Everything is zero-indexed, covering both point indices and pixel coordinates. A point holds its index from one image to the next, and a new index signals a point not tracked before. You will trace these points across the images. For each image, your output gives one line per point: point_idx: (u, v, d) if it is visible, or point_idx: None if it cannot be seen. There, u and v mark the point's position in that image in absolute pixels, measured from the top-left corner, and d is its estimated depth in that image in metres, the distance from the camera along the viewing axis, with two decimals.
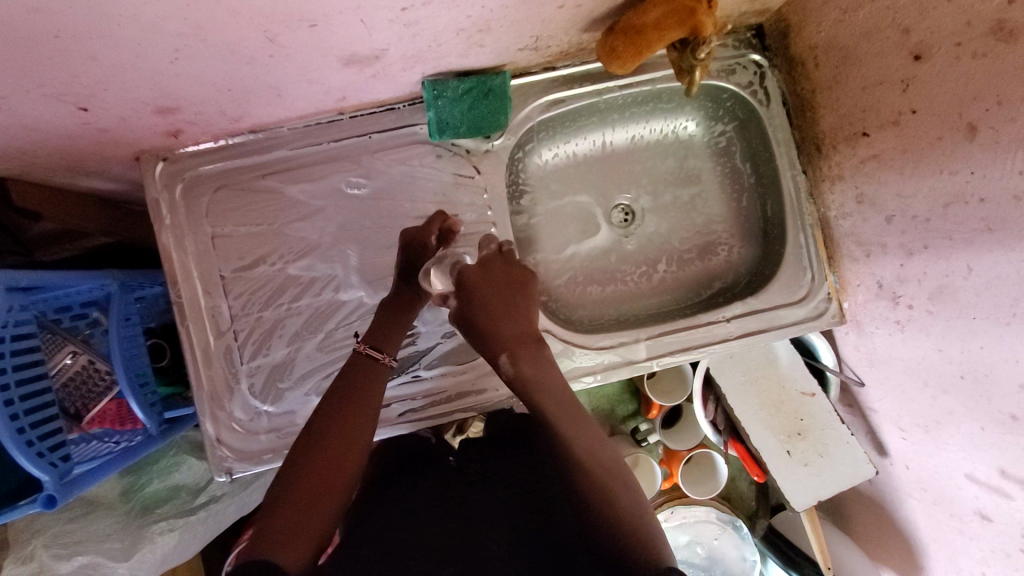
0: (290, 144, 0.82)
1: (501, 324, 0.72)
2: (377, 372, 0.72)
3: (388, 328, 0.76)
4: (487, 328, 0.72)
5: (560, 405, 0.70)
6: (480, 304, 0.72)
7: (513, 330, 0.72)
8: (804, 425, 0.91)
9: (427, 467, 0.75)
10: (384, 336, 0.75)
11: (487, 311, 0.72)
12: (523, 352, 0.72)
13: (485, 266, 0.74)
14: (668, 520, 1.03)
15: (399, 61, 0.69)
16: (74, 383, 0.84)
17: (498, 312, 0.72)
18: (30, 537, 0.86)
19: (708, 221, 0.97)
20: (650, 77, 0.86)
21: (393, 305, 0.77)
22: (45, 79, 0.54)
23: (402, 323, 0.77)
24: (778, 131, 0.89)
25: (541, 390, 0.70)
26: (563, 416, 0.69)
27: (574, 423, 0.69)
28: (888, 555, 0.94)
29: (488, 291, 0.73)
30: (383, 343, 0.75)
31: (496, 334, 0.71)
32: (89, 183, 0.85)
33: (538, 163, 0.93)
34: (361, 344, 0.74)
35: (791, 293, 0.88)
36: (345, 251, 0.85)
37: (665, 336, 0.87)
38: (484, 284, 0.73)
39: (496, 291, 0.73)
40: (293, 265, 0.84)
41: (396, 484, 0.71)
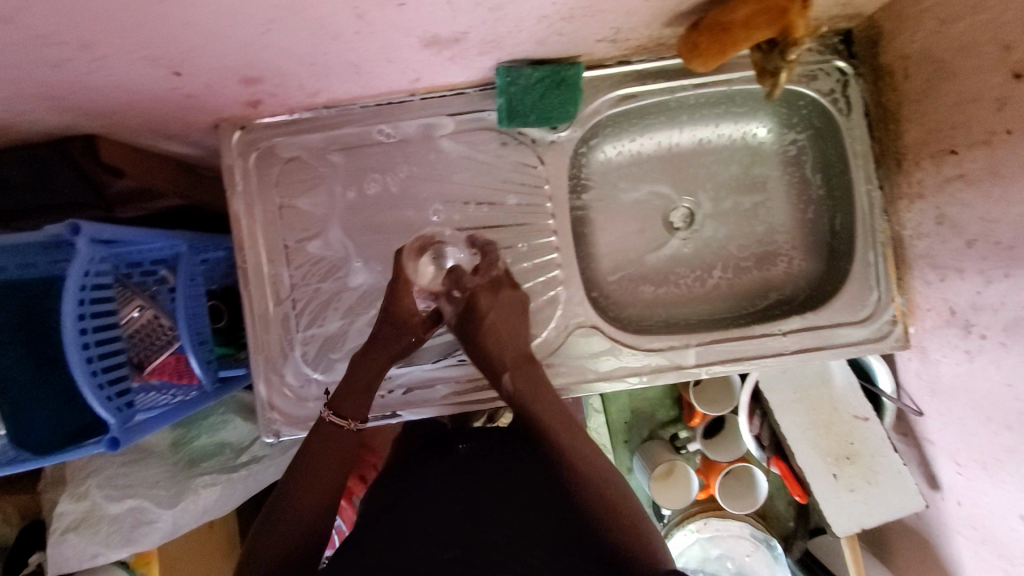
0: (360, 122, 0.83)
1: (501, 345, 0.79)
2: (335, 435, 0.75)
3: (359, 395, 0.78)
4: (489, 347, 0.78)
5: (555, 417, 0.75)
6: (484, 327, 0.79)
7: (513, 352, 0.79)
8: (854, 450, 0.88)
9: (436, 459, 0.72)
10: (350, 404, 0.77)
11: (493, 332, 0.79)
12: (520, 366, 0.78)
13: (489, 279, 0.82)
14: (700, 530, 0.97)
15: (478, 45, 0.69)
16: (140, 335, 0.89)
17: (501, 334, 0.79)
18: (85, 476, 0.98)
19: (770, 230, 0.94)
20: (728, 77, 0.83)
21: (361, 371, 0.79)
22: (146, 42, 0.57)
23: (368, 390, 0.79)
24: (858, 143, 0.85)
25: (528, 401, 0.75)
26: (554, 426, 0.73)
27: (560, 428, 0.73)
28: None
29: (494, 313, 0.79)
30: (348, 410, 0.77)
31: (498, 349, 0.78)
32: (169, 147, 0.89)
33: (600, 159, 0.92)
34: (326, 412, 0.76)
35: (854, 313, 0.85)
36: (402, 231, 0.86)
37: (717, 344, 0.85)
38: (490, 306, 0.80)
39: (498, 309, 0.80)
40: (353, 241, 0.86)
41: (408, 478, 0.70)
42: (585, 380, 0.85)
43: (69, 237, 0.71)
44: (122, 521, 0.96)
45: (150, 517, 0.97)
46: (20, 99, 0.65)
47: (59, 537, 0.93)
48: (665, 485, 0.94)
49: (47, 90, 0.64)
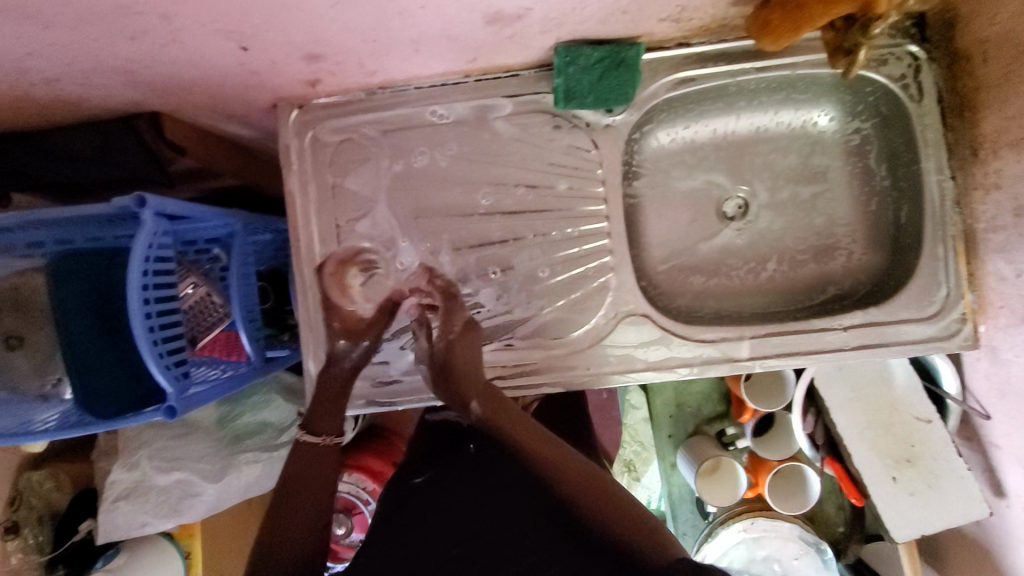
0: (414, 103, 0.83)
1: (467, 371, 0.75)
2: (316, 456, 0.76)
3: (328, 411, 0.79)
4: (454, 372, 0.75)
5: (533, 441, 0.68)
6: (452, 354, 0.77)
7: (482, 381, 0.75)
8: (914, 452, 0.84)
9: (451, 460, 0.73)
10: (325, 421, 0.78)
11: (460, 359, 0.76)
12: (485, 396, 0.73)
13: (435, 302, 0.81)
14: (746, 530, 0.94)
15: (540, 23, 0.68)
16: (195, 311, 0.91)
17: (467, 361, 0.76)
18: (137, 447, 1.00)
19: (829, 223, 0.90)
20: (792, 61, 0.80)
21: (327, 387, 0.80)
22: (220, 13, 0.58)
23: (339, 401, 0.80)
24: (929, 131, 0.81)
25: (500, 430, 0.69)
26: (539, 450, 0.66)
27: (546, 451, 0.67)
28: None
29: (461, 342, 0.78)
30: (322, 426, 0.78)
31: (462, 380, 0.74)
32: (227, 128, 0.91)
33: (653, 146, 0.90)
34: (299, 433, 0.77)
35: (919, 310, 0.81)
36: (452, 214, 0.85)
37: (773, 337, 0.82)
38: (458, 340, 0.78)
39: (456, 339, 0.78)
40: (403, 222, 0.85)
41: (420, 477, 0.73)
42: (634, 369, 0.83)
43: (136, 210, 0.73)
44: (169, 492, 0.99)
45: (196, 489, 1.00)
46: (96, 72, 0.67)
47: (111, 505, 0.97)
48: (711, 482, 0.91)
49: (122, 63, 0.66)
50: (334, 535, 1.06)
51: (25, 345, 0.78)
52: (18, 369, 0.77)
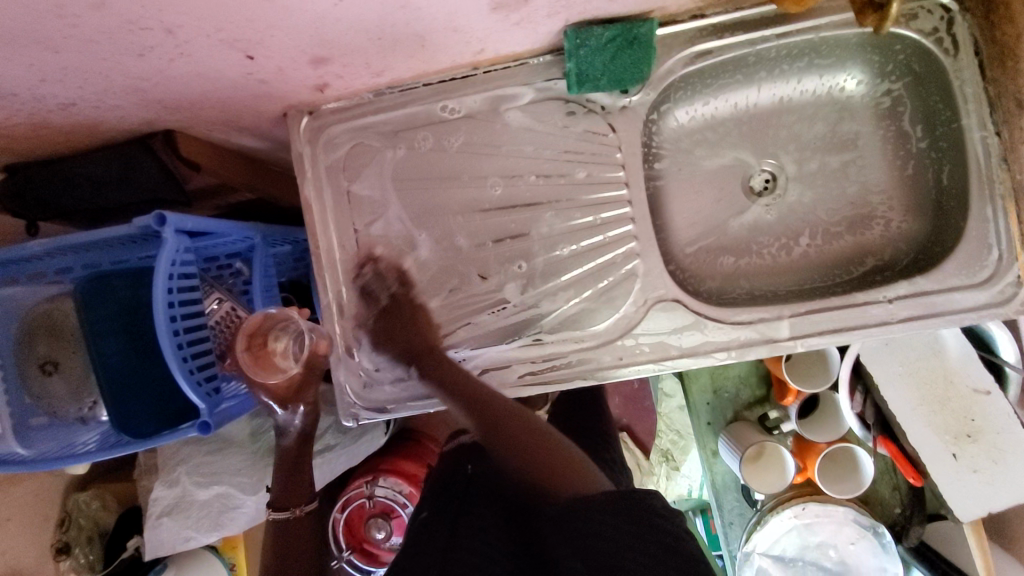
0: (423, 101, 0.82)
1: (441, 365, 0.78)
2: (295, 529, 0.86)
3: (288, 482, 0.87)
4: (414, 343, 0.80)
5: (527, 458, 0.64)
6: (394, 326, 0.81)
7: (454, 373, 0.76)
8: (975, 427, 0.80)
9: (450, 488, 0.67)
10: (291, 493, 0.87)
11: (409, 330, 0.81)
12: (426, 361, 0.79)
13: (393, 282, 0.83)
14: (797, 517, 0.90)
15: (547, 6, 0.66)
16: (222, 326, 0.91)
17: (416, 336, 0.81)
18: (176, 463, 1.01)
19: (863, 191, 0.87)
20: (814, 23, 0.76)
21: (285, 454, 0.87)
22: (224, 22, 0.58)
23: (301, 473, 0.88)
24: (968, 86, 0.76)
25: (479, 410, 0.70)
26: (532, 459, 0.64)
27: (541, 454, 0.64)
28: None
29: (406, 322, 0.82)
30: (289, 500, 0.86)
31: (434, 356, 0.79)
32: (240, 142, 0.91)
33: (672, 125, 0.87)
34: (270, 512, 0.86)
35: (969, 276, 0.76)
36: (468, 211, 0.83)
37: (814, 314, 0.78)
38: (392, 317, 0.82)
39: (391, 317, 0.82)
40: (419, 224, 0.84)
41: (426, 510, 0.65)
42: (668, 357, 0.80)
43: (156, 228, 0.73)
44: (210, 506, 1.02)
45: (235, 502, 1.02)
46: (109, 94, 0.68)
47: (155, 522, 0.99)
48: (754, 470, 0.88)
49: (132, 82, 0.66)
50: (376, 539, 1.07)
51: (61, 370, 0.80)
52: (56, 396, 0.79)
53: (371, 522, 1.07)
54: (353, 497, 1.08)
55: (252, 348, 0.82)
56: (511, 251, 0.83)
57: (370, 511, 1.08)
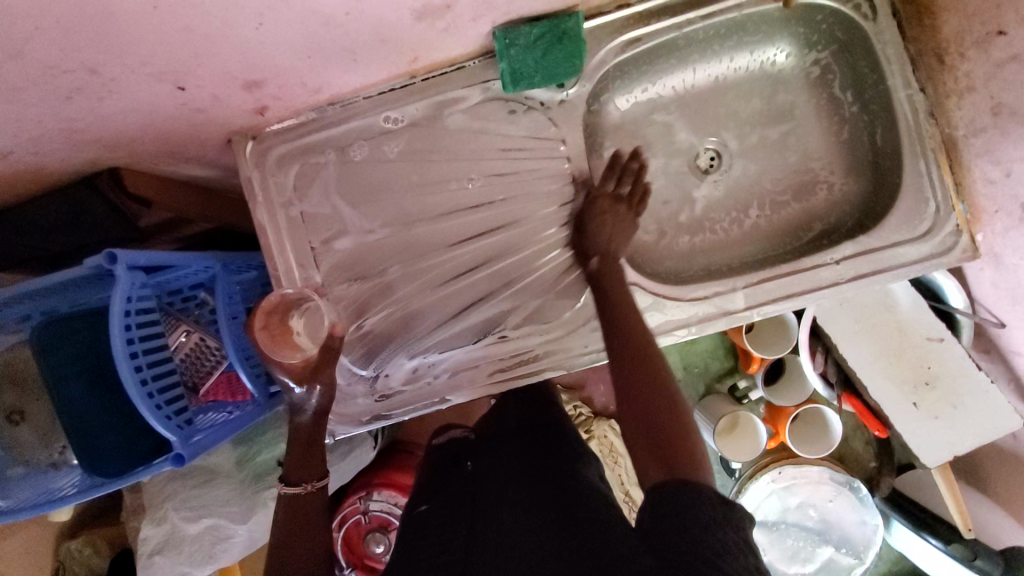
0: (365, 114, 0.83)
1: (610, 278, 0.74)
2: (303, 507, 0.74)
3: (303, 456, 0.77)
4: (607, 243, 0.77)
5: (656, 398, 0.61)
6: (595, 222, 0.78)
7: (620, 290, 0.73)
8: (933, 374, 0.82)
9: (449, 484, 0.68)
10: (304, 467, 0.76)
11: (605, 229, 0.78)
12: (613, 255, 0.77)
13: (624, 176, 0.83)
14: (775, 481, 0.92)
15: (471, 10, 0.68)
16: (190, 358, 0.91)
17: (611, 235, 0.78)
18: (162, 500, 1.02)
19: (804, 158, 0.89)
20: (736, 2, 0.78)
21: (294, 435, 0.77)
22: (148, 57, 0.58)
23: (315, 447, 0.78)
24: (889, 47, 0.77)
25: (620, 337, 0.67)
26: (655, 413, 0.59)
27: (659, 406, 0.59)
28: (1012, 512, 0.83)
29: (609, 217, 0.79)
30: (299, 474, 0.75)
31: (611, 269, 0.75)
32: (190, 171, 0.91)
33: (613, 114, 0.89)
34: (280, 486, 0.75)
35: (910, 230, 0.78)
36: (422, 219, 0.84)
37: (765, 283, 0.80)
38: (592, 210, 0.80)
39: (605, 221, 0.78)
40: (374, 236, 0.84)
41: (422, 503, 0.67)
42: None
43: (108, 267, 0.73)
44: (201, 539, 1.01)
45: (226, 533, 1.02)
46: (44, 138, 0.68)
47: (147, 560, 0.99)
48: (730, 438, 0.90)
49: (65, 124, 0.66)
50: (375, 553, 1.08)
51: (28, 419, 0.78)
52: (26, 444, 0.78)
53: (369, 537, 1.07)
54: (348, 513, 1.09)
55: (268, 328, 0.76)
56: (468, 254, 0.84)
57: (367, 526, 1.08)
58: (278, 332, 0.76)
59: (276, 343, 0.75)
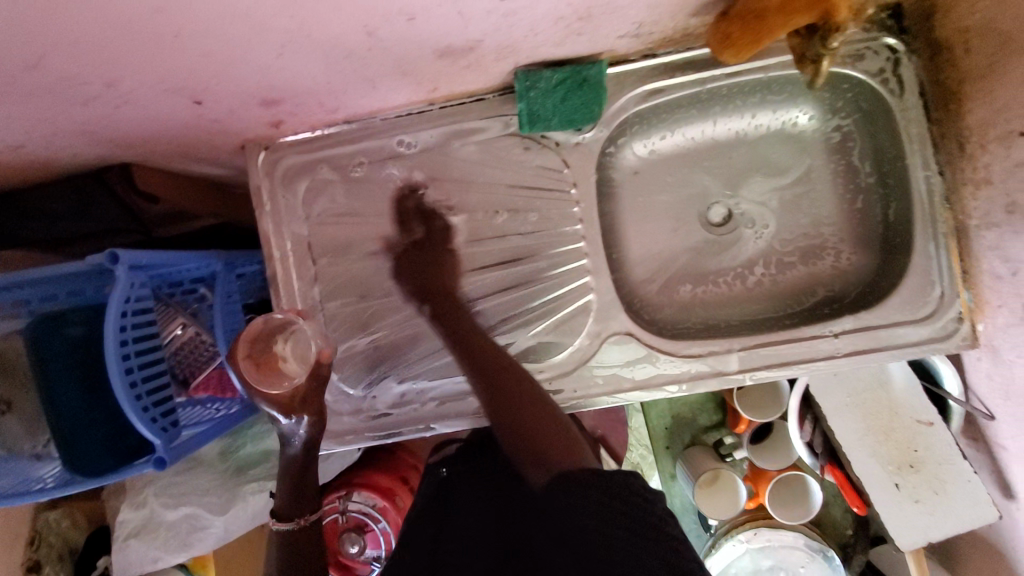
0: (380, 135, 0.82)
1: (455, 316, 0.80)
2: (301, 540, 0.76)
3: (295, 496, 0.79)
4: (447, 282, 0.82)
5: (538, 414, 0.69)
6: (431, 265, 0.82)
7: (461, 325, 0.79)
8: (917, 457, 0.82)
9: (430, 489, 0.76)
10: (296, 503, 0.79)
11: (442, 266, 0.82)
12: (449, 300, 0.81)
13: (436, 222, 0.83)
14: (749, 541, 0.92)
15: (494, 52, 0.67)
16: (184, 351, 0.91)
17: (439, 273, 0.82)
18: (144, 486, 1.03)
19: (815, 222, 0.88)
20: (763, 64, 0.77)
21: (286, 468, 0.79)
22: (166, 75, 0.58)
23: (305, 479, 0.80)
24: (912, 126, 0.77)
25: (486, 369, 0.74)
26: (541, 426, 0.67)
27: (543, 425, 0.67)
28: None
29: (428, 259, 0.83)
30: (291, 511, 0.78)
31: (453, 301, 0.81)
32: (201, 170, 0.91)
33: (628, 158, 0.88)
34: (273, 523, 0.77)
35: (912, 311, 0.78)
36: (423, 244, 0.83)
37: (760, 348, 0.80)
38: (410, 244, 0.83)
39: (421, 254, 0.83)
40: (431, 238, 0.83)
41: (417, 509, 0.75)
42: (621, 389, 0.81)
43: (109, 266, 0.73)
44: (177, 527, 1.01)
45: (203, 523, 1.02)
46: (56, 136, 0.68)
47: (123, 544, 1.01)
48: (707, 492, 0.90)
49: (79, 126, 0.66)
50: (349, 553, 1.03)
51: (14, 409, 0.79)
52: (10, 433, 0.79)
53: (343, 536, 1.03)
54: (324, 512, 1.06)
55: (254, 356, 0.74)
56: (468, 286, 0.84)
57: (342, 526, 1.04)
58: (267, 362, 0.75)
59: (267, 374, 0.75)
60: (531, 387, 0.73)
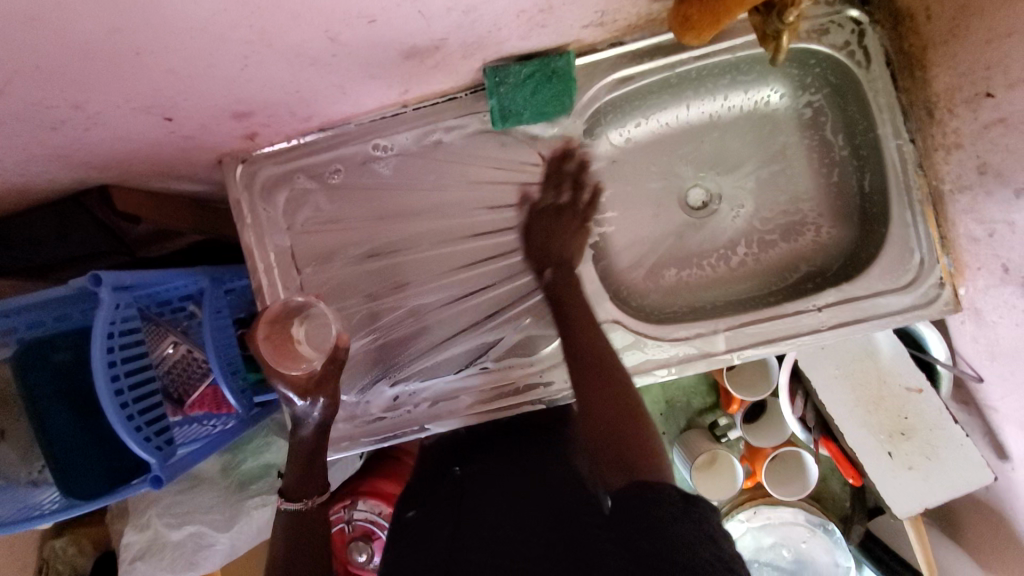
0: (356, 141, 0.83)
1: (571, 292, 0.79)
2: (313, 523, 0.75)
3: (304, 476, 0.78)
4: (563, 255, 0.81)
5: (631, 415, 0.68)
6: (546, 233, 0.82)
7: (574, 300, 0.78)
8: (909, 424, 0.82)
9: (434, 489, 0.68)
10: (304, 485, 0.77)
11: (552, 235, 0.82)
12: (566, 266, 0.81)
13: (568, 184, 0.84)
14: (749, 521, 0.93)
15: (460, 49, 0.68)
16: (176, 369, 0.90)
17: (552, 240, 0.82)
18: (147, 507, 1.03)
19: (793, 198, 0.89)
20: (730, 44, 0.78)
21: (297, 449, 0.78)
22: (133, 93, 0.58)
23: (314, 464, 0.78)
24: (881, 95, 0.78)
25: (595, 352, 0.74)
26: (629, 432, 0.66)
27: (631, 428, 0.66)
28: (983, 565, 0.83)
29: (548, 224, 0.82)
30: (300, 492, 0.76)
31: (568, 275, 0.80)
32: (180, 188, 0.91)
33: (604, 148, 0.89)
34: (281, 503, 0.76)
35: (894, 280, 0.78)
36: (561, 210, 0.83)
37: (747, 326, 0.80)
38: (538, 215, 0.83)
39: (546, 220, 0.82)
40: (558, 210, 0.83)
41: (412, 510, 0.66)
42: None
43: (92, 289, 0.74)
44: (183, 546, 1.01)
45: (208, 540, 1.02)
46: (30, 162, 0.68)
47: (129, 566, 1.00)
48: (704, 474, 0.91)
49: (52, 151, 0.66)
50: (359, 562, 1.03)
51: (8, 437, 0.79)
52: (5, 461, 0.79)
53: (352, 545, 1.03)
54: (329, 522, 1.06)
55: (273, 338, 0.77)
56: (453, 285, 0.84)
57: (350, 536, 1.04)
58: (286, 343, 0.77)
59: (285, 354, 0.77)
60: (632, 386, 0.71)
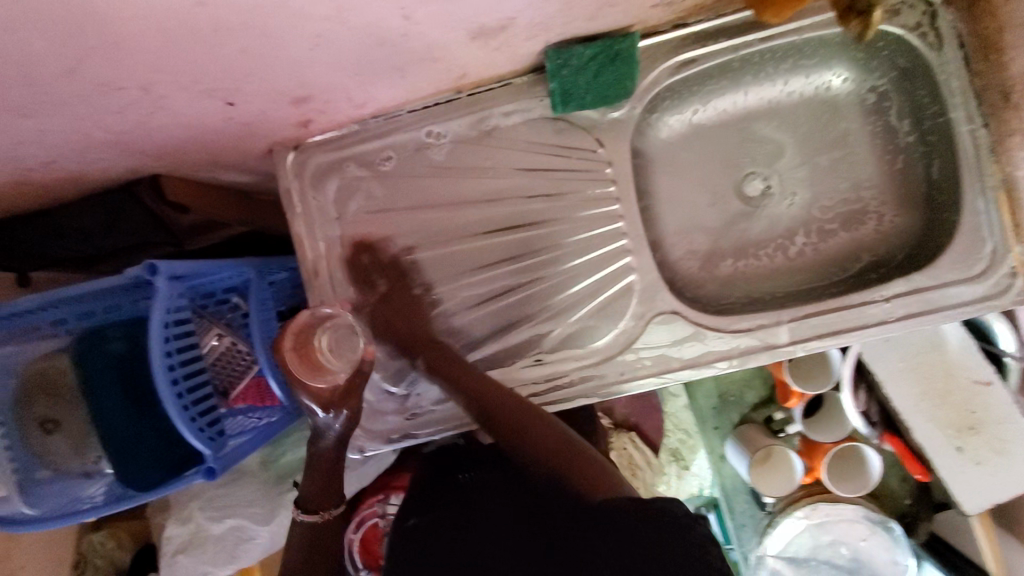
0: (409, 128, 0.81)
1: (454, 374, 0.74)
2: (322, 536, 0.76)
3: (323, 486, 0.76)
4: (411, 330, 0.79)
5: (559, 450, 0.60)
6: (382, 312, 0.80)
7: (453, 365, 0.74)
8: (977, 419, 0.80)
9: (440, 493, 0.73)
10: (321, 495, 0.76)
11: (396, 313, 0.80)
12: (437, 348, 0.77)
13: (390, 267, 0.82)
14: (809, 517, 0.90)
15: (526, 30, 0.66)
16: (221, 363, 0.88)
17: (397, 316, 0.80)
18: (188, 500, 1.02)
19: (855, 186, 0.86)
20: (797, 26, 0.75)
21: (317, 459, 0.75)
22: (200, 75, 0.57)
23: (334, 477, 0.76)
24: (953, 80, 0.75)
25: (505, 412, 0.67)
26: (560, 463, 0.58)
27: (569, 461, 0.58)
28: None
29: (388, 310, 0.80)
30: (317, 503, 0.76)
31: (435, 348, 0.77)
32: (227, 177, 0.89)
33: (660, 135, 0.87)
34: (297, 513, 0.76)
35: (965, 269, 0.76)
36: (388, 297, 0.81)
37: (811, 317, 0.78)
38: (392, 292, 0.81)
39: (392, 303, 0.81)
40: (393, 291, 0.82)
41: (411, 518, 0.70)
42: (670, 369, 0.80)
43: (148, 277, 0.73)
44: (224, 540, 1.01)
45: (250, 534, 1.01)
46: (87, 148, 0.67)
47: (172, 559, 1.00)
48: (761, 468, 0.88)
49: (110, 136, 0.65)
50: None
51: (61, 428, 0.78)
52: (59, 452, 0.78)
53: None
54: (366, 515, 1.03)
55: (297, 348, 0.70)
56: (506, 274, 0.82)
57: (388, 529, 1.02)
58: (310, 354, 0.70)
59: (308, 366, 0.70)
60: (551, 423, 0.65)
